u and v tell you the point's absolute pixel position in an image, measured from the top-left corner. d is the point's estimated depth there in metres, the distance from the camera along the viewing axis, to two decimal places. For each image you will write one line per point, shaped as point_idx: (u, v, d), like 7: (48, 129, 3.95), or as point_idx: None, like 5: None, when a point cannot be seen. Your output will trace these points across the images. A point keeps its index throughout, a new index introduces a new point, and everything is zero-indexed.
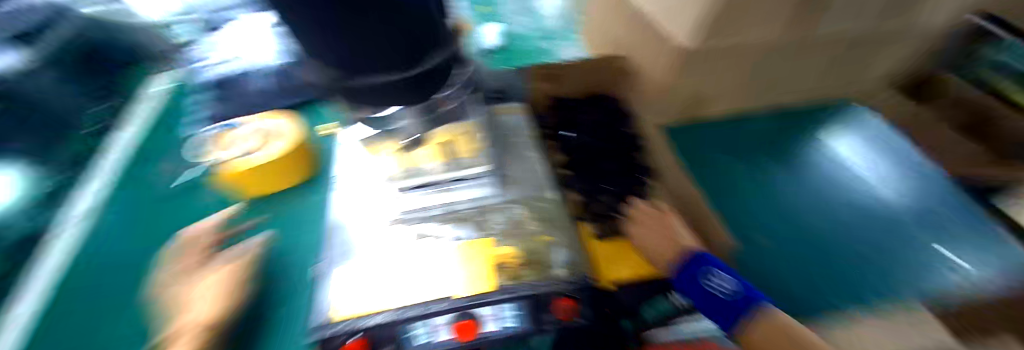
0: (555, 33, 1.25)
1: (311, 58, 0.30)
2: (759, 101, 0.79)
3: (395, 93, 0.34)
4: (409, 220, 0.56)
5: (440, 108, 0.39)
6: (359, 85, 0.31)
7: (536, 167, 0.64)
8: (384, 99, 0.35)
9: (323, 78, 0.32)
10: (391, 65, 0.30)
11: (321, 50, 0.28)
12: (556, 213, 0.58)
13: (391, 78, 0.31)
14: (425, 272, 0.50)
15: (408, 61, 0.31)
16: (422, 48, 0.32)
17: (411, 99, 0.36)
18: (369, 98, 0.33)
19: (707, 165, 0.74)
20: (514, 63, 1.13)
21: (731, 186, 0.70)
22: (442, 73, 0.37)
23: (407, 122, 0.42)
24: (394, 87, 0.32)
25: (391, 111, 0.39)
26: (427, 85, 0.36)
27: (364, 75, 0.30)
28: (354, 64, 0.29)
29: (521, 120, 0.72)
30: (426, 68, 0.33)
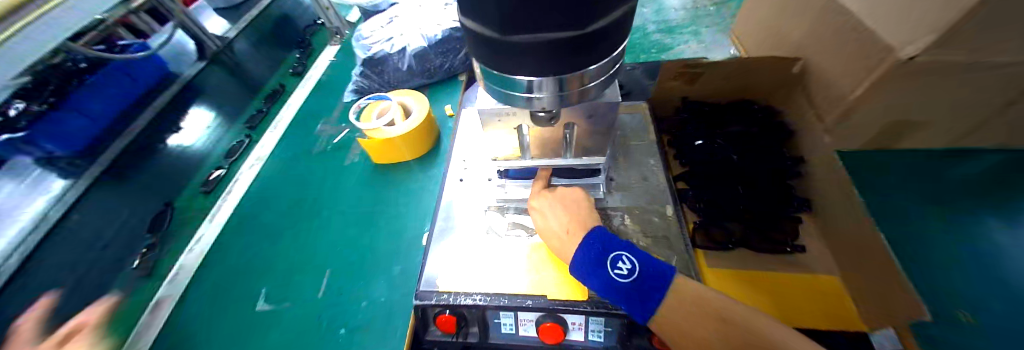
0: (680, 26, 1.10)
1: (471, 8, 0.27)
2: (987, 140, 0.58)
3: (552, 58, 0.28)
4: (510, 208, 0.56)
5: (576, 91, 0.33)
6: (519, 43, 0.27)
7: (654, 177, 0.57)
8: (537, 66, 0.29)
9: (482, 32, 0.28)
10: (561, 22, 0.25)
11: (488, 4, 0.24)
12: (672, 233, 0.50)
13: (557, 38, 0.26)
14: (517, 262, 0.49)
15: (581, 19, 0.25)
16: (603, 4, 0.25)
17: (568, 73, 0.30)
18: (523, 61, 0.29)
19: (892, 211, 0.57)
20: (627, 58, 1.04)
21: (926, 244, 0.53)
22: (614, 41, 0.30)
23: (543, 108, 0.35)
24: (556, 49, 0.27)
25: (529, 93, 0.33)
26: (598, 49, 0.29)
27: (527, 31, 0.26)
28: (521, 16, 0.24)
29: (641, 122, 0.65)
30: (599, 29, 0.27)
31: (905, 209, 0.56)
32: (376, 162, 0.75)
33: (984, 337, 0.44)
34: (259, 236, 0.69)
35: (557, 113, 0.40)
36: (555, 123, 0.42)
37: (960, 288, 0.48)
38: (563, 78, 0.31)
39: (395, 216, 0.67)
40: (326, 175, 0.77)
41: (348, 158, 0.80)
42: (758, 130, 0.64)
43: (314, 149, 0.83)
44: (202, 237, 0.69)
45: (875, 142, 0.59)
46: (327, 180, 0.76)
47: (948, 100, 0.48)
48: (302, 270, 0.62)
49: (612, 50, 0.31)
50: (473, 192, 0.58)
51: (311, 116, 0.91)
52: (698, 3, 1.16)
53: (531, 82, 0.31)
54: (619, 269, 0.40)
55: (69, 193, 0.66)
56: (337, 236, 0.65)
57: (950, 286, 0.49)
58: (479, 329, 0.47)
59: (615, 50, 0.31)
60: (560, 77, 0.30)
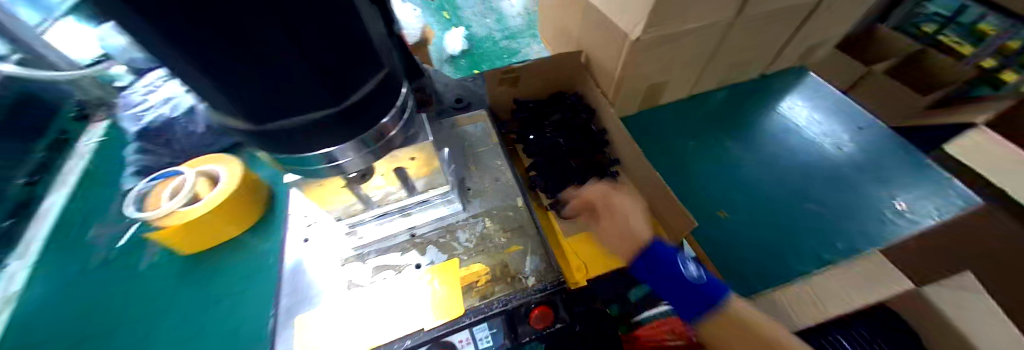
0: (520, 31, 1.22)
1: (221, 105, 0.26)
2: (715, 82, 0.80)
3: (324, 132, 0.28)
4: (370, 252, 0.53)
5: (382, 142, 0.34)
6: (281, 128, 0.27)
7: (504, 176, 0.62)
8: (315, 141, 0.29)
9: (241, 127, 0.28)
10: (307, 100, 0.26)
11: (212, 91, 0.24)
12: (526, 221, 0.56)
13: (320, 114, 0.27)
14: (392, 305, 0.47)
15: (336, 89, 0.27)
16: (342, 76, 0.27)
17: (360, 135, 0.30)
18: (297, 142, 0.29)
19: (670, 148, 0.75)
20: (483, 66, 1.11)
21: (693, 166, 0.72)
22: (385, 97, 0.31)
23: (354, 169, 0.35)
24: (328, 124, 0.28)
25: (331, 162, 0.32)
26: (371, 114, 0.30)
27: (288, 113, 0.26)
28: (264, 103, 0.25)
29: (484, 129, 0.69)
30: (363, 97, 0.29)
31: (679, 144, 0.75)
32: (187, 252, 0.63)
33: (736, 225, 0.63)
34: None
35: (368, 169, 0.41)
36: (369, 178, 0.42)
37: (715, 192, 0.68)
38: (361, 139, 0.31)
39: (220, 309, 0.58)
40: (117, 290, 0.63)
41: (143, 259, 0.65)
42: (575, 113, 0.76)
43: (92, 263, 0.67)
44: None
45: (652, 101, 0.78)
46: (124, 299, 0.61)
47: (674, 64, 0.66)
48: None
49: (393, 103, 0.33)
50: (326, 247, 0.53)
51: (78, 223, 0.73)
52: (530, 8, 1.30)
53: (329, 151, 0.31)
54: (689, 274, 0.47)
55: None
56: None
57: (708, 192, 0.68)
58: None
59: (399, 102, 0.33)
60: (353, 141, 0.30)
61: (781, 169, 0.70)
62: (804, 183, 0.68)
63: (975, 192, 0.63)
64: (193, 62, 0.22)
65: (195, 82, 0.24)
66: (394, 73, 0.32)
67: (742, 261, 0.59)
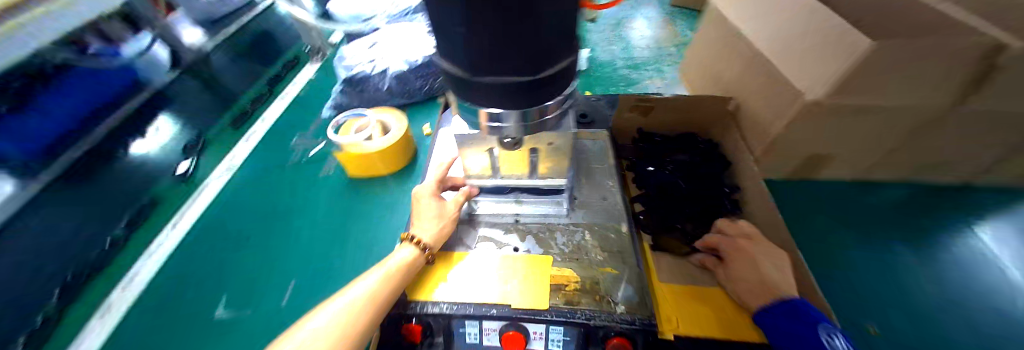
0: (645, 63, 1.21)
1: (445, 51, 0.31)
2: (889, 174, 0.68)
3: (511, 96, 0.32)
4: (480, 220, 0.59)
5: (537, 122, 0.38)
6: (487, 83, 0.31)
7: (613, 197, 0.61)
8: (497, 101, 0.33)
9: (450, 71, 0.32)
10: (519, 66, 0.29)
11: (456, 41, 0.28)
12: (627, 248, 0.54)
13: (518, 79, 0.30)
14: (486, 275, 0.51)
15: (540, 61, 0.30)
16: (550, 54, 0.30)
17: (529, 106, 0.34)
18: (487, 97, 0.33)
19: (816, 232, 0.65)
20: (596, 88, 1.13)
21: (850, 266, 0.61)
22: (564, 81, 0.34)
23: (510, 135, 0.39)
24: (518, 89, 0.31)
25: (497, 122, 0.37)
26: (549, 91, 0.33)
27: (495, 73, 0.30)
28: (489, 61, 0.29)
29: (603, 148, 0.69)
30: (553, 73, 0.32)
31: (826, 230, 0.65)
32: (353, 176, 0.75)
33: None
34: (235, 234, 0.69)
35: (519, 140, 0.44)
36: (518, 148, 0.45)
37: (876, 307, 0.56)
38: (527, 110, 0.35)
39: (359, 229, 0.67)
40: (297, 184, 0.77)
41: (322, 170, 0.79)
42: (704, 159, 0.72)
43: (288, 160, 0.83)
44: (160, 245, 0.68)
45: (801, 172, 0.69)
46: (300, 192, 0.75)
47: (847, 139, 0.58)
48: (267, 277, 0.61)
49: (565, 87, 0.36)
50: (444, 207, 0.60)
51: (288, 127, 0.93)
52: (660, 43, 1.28)
53: (498, 113, 0.35)
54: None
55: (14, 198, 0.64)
56: (307, 243, 0.66)
57: (864, 303, 0.56)
58: (444, 339, 0.49)
59: (566, 90, 0.36)
60: (523, 110, 0.34)
61: (974, 309, 0.55)
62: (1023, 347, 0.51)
63: None
64: (456, 15, 0.26)
65: (445, 29, 0.28)
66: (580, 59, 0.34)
67: None
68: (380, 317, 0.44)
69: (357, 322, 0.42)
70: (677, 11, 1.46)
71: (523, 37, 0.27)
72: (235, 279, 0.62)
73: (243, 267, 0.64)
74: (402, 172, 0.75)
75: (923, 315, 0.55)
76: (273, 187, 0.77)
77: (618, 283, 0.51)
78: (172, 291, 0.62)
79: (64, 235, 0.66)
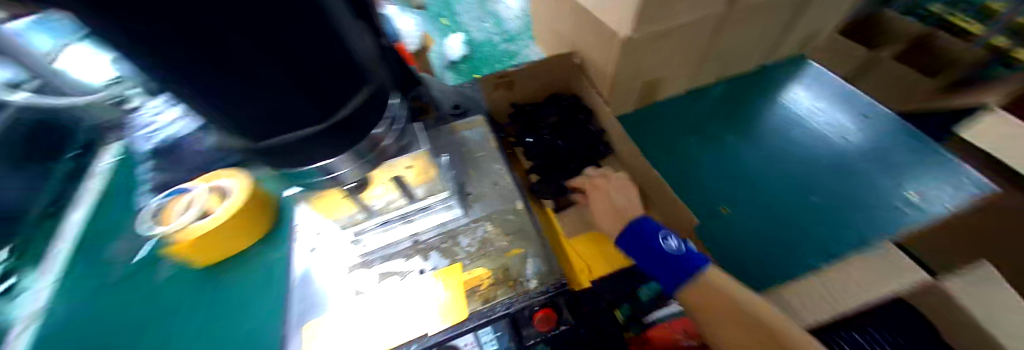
0: (519, 34, 1.23)
1: (224, 124, 0.29)
2: (714, 75, 0.81)
3: (318, 143, 0.31)
4: (375, 258, 0.54)
5: (367, 143, 0.35)
6: (280, 142, 0.30)
7: (502, 180, 0.62)
8: (310, 153, 0.32)
9: (243, 146, 0.31)
10: (302, 112, 0.28)
11: (220, 111, 0.27)
12: (525, 224, 0.56)
13: (312, 126, 0.30)
14: (400, 312, 0.49)
15: (324, 104, 0.29)
16: (333, 91, 0.30)
17: (352, 147, 0.33)
18: (292, 152, 0.31)
19: (672, 143, 0.75)
20: (484, 70, 1.12)
21: (698, 161, 0.72)
22: (373, 108, 0.34)
23: (352, 179, 0.38)
24: (320, 138, 0.30)
25: (329, 173, 0.35)
26: (360, 129, 0.33)
27: (283, 130, 0.29)
28: (264, 121, 0.28)
29: (482, 134, 0.69)
30: (350, 112, 0.31)
31: (679, 138, 0.76)
32: (202, 264, 0.63)
33: (739, 222, 0.63)
34: None
35: (368, 175, 0.41)
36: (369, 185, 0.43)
37: (718, 188, 0.68)
38: (352, 151, 0.33)
39: (230, 328, 0.58)
40: (128, 303, 0.63)
41: (158, 273, 0.66)
42: (570, 114, 0.76)
43: (109, 279, 0.67)
44: None
45: (649, 97, 0.78)
46: (132, 312, 0.62)
47: (668, 60, 0.66)
48: None
49: (377, 111, 0.35)
50: (332, 256, 0.55)
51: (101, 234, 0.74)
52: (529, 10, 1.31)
53: (326, 163, 0.33)
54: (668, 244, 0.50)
55: None
56: None
57: (712, 187, 0.68)
58: None
59: (381, 117, 0.35)
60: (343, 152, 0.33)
61: (790, 164, 0.70)
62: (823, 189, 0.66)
63: (989, 180, 0.62)
64: (199, 89, 0.25)
65: (204, 106, 0.27)
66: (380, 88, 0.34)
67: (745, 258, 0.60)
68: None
69: None
70: None
71: (287, 87, 0.26)
72: None
73: None
74: (265, 238, 0.66)
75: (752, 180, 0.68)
76: (97, 321, 0.63)
77: (525, 261, 0.53)
78: None
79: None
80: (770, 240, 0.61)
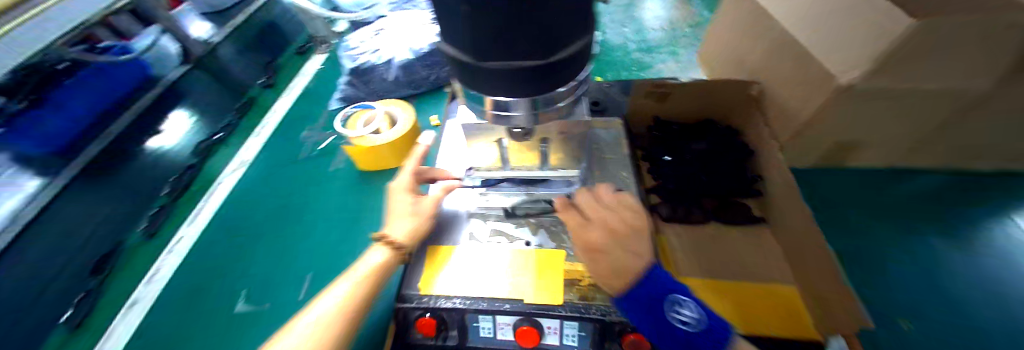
0: (659, 46, 1.16)
1: (452, 38, 0.29)
2: (923, 159, 0.65)
3: (521, 82, 0.31)
4: (492, 215, 0.57)
5: (549, 109, 0.36)
6: (494, 68, 0.29)
7: (625, 187, 0.60)
8: (507, 88, 0.32)
9: (458, 57, 0.31)
10: (527, 52, 0.28)
11: (464, 29, 0.26)
12: None
13: (529, 65, 0.29)
14: (496, 267, 0.50)
15: (553, 44, 0.28)
16: (562, 37, 0.28)
17: (539, 94, 0.33)
18: (497, 82, 0.31)
19: (840, 219, 0.63)
20: (607, 74, 1.08)
21: (872, 252, 0.59)
22: (577, 66, 0.32)
23: (519, 125, 0.38)
24: (529, 73, 0.29)
25: (505, 110, 0.36)
26: (562, 75, 0.31)
27: (501, 59, 0.28)
28: (495, 48, 0.27)
29: (616, 138, 0.67)
30: (563, 57, 0.30)
31: (852, 217, 0.63)
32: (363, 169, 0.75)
33: (926, 348, 0.49)
34: (266, 218, 0.70)
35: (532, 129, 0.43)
36: (529, 138, 0.44)
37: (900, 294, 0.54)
38: (535, 99, 0.33)
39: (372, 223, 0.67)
40: (309, 178, 0.77)
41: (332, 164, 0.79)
42: (725, 148, 0.68)
43: (298, 155, 0.82)
44: (179, 240, 0.69)
45: (826, 159, 0.66)
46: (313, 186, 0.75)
47: (879, 126, 0.55)
48: (288, 270, 0.62)
49: (575, 75, 0.34)
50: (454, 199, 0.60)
51: (297, 121, 0.92)
52: (675, 24, 1.22)
53: (508, 102, 0.34)
54: (678, 315, 0.41)
55: (41, 195, 0.70)
56: (321, 239, 0.65)
57: (887, 289, 0.55)
58: (458, 332, 0.49)
59: (578, 76, 0.34)
60: (532, 98, 0.33)
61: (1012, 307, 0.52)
62: None
63: None
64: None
65: (451, 17, 0.27)
66: (594, 44, 0.31)
67: None
68: (361, 310, 0.44)
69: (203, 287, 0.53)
70: None
71: (532, 25, 0.25)
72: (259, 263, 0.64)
73: (258, 263, 0.64)
74: (409, 166, 0.76)
75: (943, 296, 0.54)
76: (276, 187, 0.76)
77: None
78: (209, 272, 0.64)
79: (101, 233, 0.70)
80: None
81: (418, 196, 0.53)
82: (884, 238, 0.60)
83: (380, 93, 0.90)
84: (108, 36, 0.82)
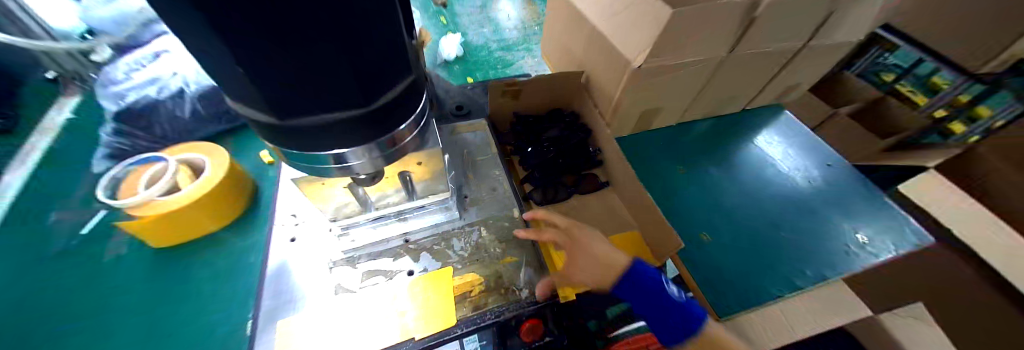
0: (517, 44, 1.23)
1: (240, 94, 0.24)
2: (703, 111, 0.85)
3: (346, 135, 0.27)
4: (366, 254, 0.51)
5: (398, 149, 0.31)
6: (305, 126, 0.25)
7: (501, 187, 0.61)
8: (333, 141, 0.27)
9: (256, 119, 0.25)
10: (338, 100, 0.24)
11: (245, 81, 0.21)
12: (520, 234, 0.55)
13: (347, 117, 0.25)
14: (377, 311, 0.45)
15: (369, 93, 0.25)
16: (378, 82, 0.25)
17: (376, 140, 0.28)
18: (314, 138, 0.26)
19: (660, 170, 0.79)
20: (477, 75, 1.11)
21: (683, 190, 0.75)
22: (412, 106, 0.30)
23: (364, 172, 0.33)
24: (350, 121, 0.26)
25: (340, 163, 0.30)
26: (391, 122, 0.28)
27: (307, 112, 0.24)
28: (293, 98, 0.23)
29: (484, 139, 0.68)
30: (388, 102, 0.27)
31: (666, 166, 0.79)
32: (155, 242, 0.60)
33: (722, 253, 0.66)
34: None
35: (378, 172, 0.39)
36: (378, 181, 0.40)
37: (705, 218, 0.70)
38: (377, 144, 0.29)
39: None
40: None
41: None
42: (570, 131, 0.77)
43: None
44: None
45: (643, 125, 0.81)
46: None
47: (668, 94, 0.70)
48: None
49: (415, 109, 0.31)
50: (315, 247, 0.51)
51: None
52: (526, 23, 1.32)
53: (340, 153, 0.29)
54: (673, 289, 0.47)
55: None
56: None
57: (696, 216, 0.71)
58: None
59: (416, 111, 0.31)
60: (371, 145, 0.29)
61: (762, 205, 0.73)
62: (797, 227, 0.69)
63: (924, 233, 0.67)
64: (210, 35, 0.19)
65: (223, 69, 0.21)
66: (420, 83, 0.30)
67: (728, 287, 0.61)
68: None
69: None
70: None
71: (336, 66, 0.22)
72: None
73: None
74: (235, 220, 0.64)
75: (728, 210, 0.72)
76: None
77: (518, 270, 0.52)
78: None
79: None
80: (754, 273, 0.63)
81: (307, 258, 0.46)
82: (689, 177, 0.77)
83: (172, 137, 0.78)
84: None
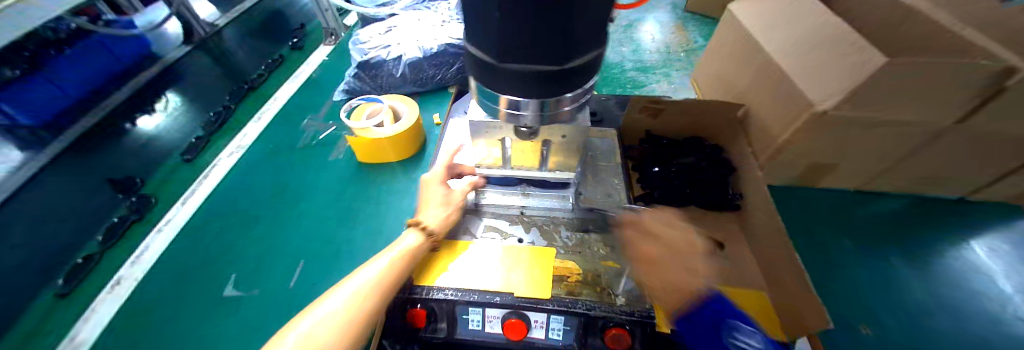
0: (654, 67, 1.21)
1: (473, 35, 0.30)
2: (893, 185, 0.69)
3: (536, 85, 0.31)
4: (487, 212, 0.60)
5: (555, 112, 0.37)
6: (512, 69, 0.30)
7: (617, 194, 0.61)
8: (523, 89, 0.32)
9: (476, 53, 0.32)
10: (547, 55, 0.28)
11: (490, 28, 0.27)
12: (629, 244, 0.55)
13: (545, 71, 0.30)
14: (489, 261, 0.52)
15: (570, 53, 0.28)
16: (579, 47, 0.29)
17: (550, 97, 0.34)
18: (511, 84, 0.32)
19: (816, 236, 0.67)
20: (603, 88, 1.13)
21: (845, 269, 0.62)
22: (591, 73, 0.34)
23: (526, 125, 0.39)
24: (541, 77, 0.30)
25: (514, 110, 0.37)
26: (572, 82, 0.32)
27: (519, 60, 0.29)
28: (516, 48, 0.28)
29: (611, 147, 0.70)
30: (578, 68, 0.30)
31: (827, 234, 0.67)
32: (364, 161, 0.76)
33: None
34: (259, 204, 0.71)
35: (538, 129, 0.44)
36: (536, 136, 0.46)
37: (869, 310, 0.57)
38: (544, 101, 0.34)
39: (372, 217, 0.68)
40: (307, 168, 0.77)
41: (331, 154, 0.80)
42: (709, 164, 0.72)
43: (298, 144, 0.83)
44: (169, 221, 0.70)
45: (804, 179, 0.71)
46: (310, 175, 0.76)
47: (851, 152, 0.60)
48: (276, 257, 0.63)
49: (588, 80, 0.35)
50: None
51: (300, 109, 0.92)
52: (670, 48, 1.28)
53: (518, 101, 0.35)
54: (742, 341, 0.41)
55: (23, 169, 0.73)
56: (316, 228, 0.66)
57: (856, 302, 0.58)
58: (447, 324, 0.50)
59: (588, 83, 0.35)
60: (543, 100, 0.34)
61: (965, 328, 0.55)
62: None
63: None
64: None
65: (478, 15, 0.27)
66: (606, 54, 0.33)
67: None
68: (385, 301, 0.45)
69: (383, 281, 0.45)
70: (686, 14, 1.43)
71: (558, 28, 0.26)
72: (248, 248, 0.64)
73: (249, 248, 0.64)
74: (408, 160, 0.77)
75: (908, 312, 0.57)
76: (275, 168, 0.78)
77: (619, 277, 0.52)
78: (203, 252, 0.65)
79: (95, 205, 0.72)
80: None
81: (450, 188, 0.57)
82: (858, 256, 0.64)
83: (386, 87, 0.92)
84: (104, 11, 0.93)
